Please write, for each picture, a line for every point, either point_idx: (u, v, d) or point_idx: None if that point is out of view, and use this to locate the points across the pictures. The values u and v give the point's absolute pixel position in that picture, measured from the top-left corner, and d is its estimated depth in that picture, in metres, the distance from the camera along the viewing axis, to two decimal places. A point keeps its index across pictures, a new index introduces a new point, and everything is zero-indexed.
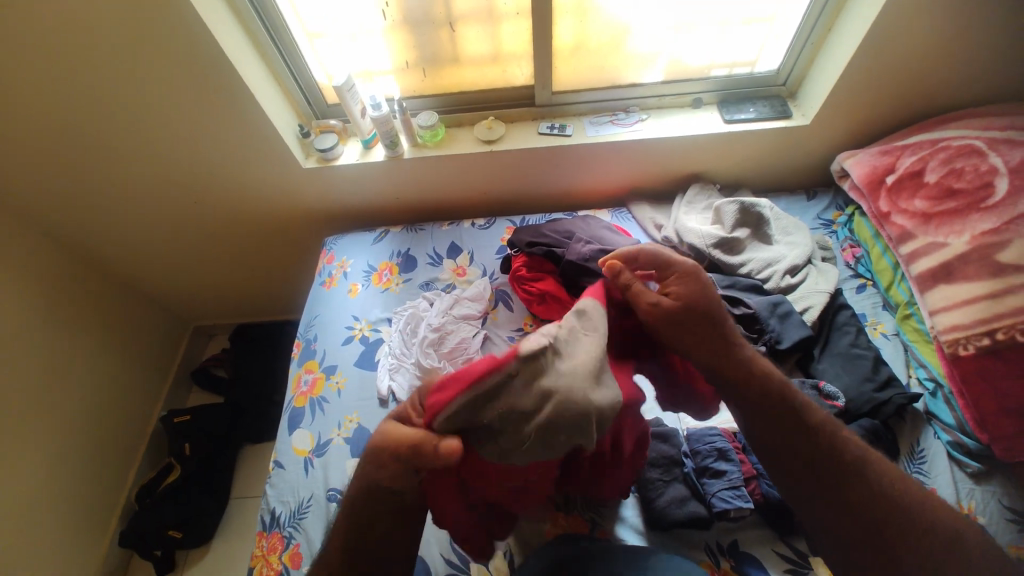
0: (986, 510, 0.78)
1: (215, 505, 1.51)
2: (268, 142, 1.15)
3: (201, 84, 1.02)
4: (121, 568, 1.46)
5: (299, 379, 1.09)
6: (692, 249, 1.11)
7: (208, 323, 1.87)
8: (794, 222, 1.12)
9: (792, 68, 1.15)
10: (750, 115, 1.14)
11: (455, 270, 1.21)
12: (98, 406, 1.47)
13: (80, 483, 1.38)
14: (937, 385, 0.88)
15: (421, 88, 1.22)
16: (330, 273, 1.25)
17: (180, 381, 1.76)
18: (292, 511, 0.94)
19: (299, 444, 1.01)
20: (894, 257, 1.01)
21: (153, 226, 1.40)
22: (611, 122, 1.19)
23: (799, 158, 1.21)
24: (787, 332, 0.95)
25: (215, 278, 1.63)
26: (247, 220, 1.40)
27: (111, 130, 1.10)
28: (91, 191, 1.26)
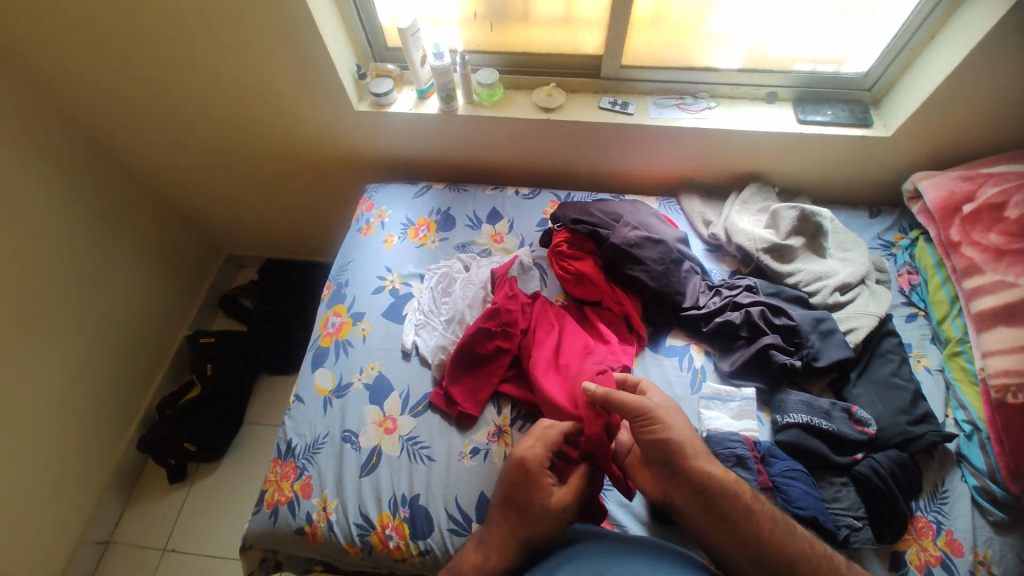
0: (1004, 563, 0.76)
1: (228, 427, 1.58)
2: (323, 78, 1.13)
3: (263, 8, 1.00)
4: (137, 469, 1.55)
5: (327, 320, 1.11)
6: (739, 251, 1.07)
7: (240, 252, 1.90)
8: (853, 239, 1.07)
9: (882, 73, 1.06)
10: (827, 118, 1.08)
11: (492, 236, 1.19)
12: (129, 316, 1.52)
13: (106, 385, 1.45)
14: (975, 428, 0.85)
15: (485, 44, 1.17)
16: (368, 221, 1.24)
17: (208, 304, 1.82)
18: (307, 444, 0.97)
19: (320, 382, 1.03)
20: (954, 290, 0.96)
21: (200, 149, 1.41)
22: (676, 106, 1.14)
23: (869, 172, 1.14)
24: (825, 351, 0.93)
25: (252, 209, 1.65)
26: (291, 157, 1.39)
27: (171, 46, 1.10)
28: (146, 105, 1.27)
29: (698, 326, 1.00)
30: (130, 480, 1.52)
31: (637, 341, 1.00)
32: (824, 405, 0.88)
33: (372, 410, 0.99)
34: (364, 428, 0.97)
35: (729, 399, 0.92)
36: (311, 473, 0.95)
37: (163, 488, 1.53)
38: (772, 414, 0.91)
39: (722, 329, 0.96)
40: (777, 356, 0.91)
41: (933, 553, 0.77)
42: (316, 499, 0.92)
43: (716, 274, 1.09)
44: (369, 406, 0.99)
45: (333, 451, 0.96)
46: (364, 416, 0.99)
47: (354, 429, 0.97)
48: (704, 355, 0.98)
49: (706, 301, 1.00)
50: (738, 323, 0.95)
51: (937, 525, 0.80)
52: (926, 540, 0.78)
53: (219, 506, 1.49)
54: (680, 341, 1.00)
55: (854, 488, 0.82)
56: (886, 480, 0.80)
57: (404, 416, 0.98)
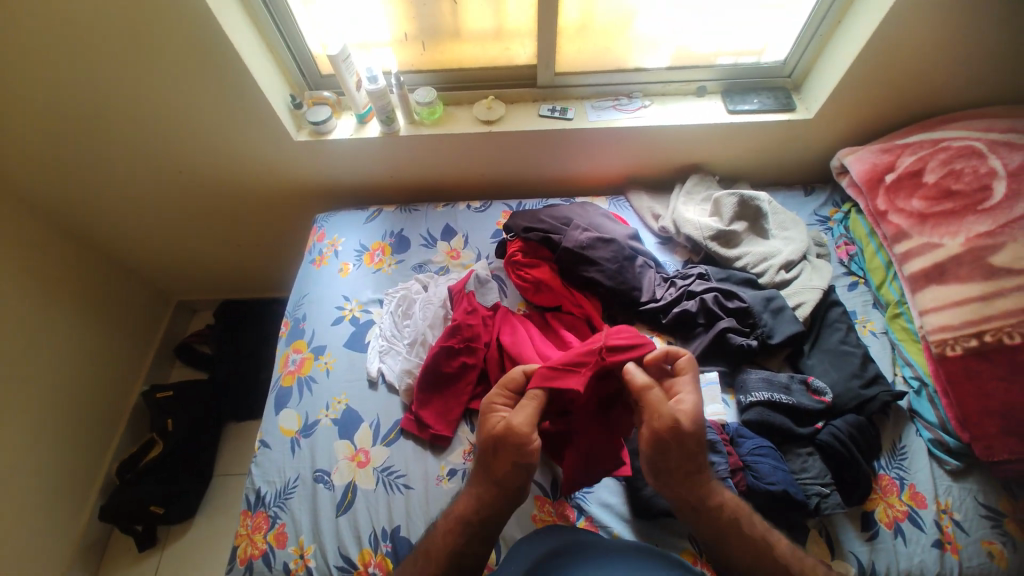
0: (964, 509, 0.80)
1: (197, 482, 1.50)
2: (258, 112, 1.11)
3: (185, 47, 0.97)
4: (101, 541, 1.45)
5: (286, 359, 1.07)
6: (689, 241, 1.10)
7: (192, 298, 1.82)
8: (792, 218, 1.12)
9: (798, 60, 1.13)
10: (754, 106, 1.13)
11: (448, 252, 1.19)
12: (77, 380, 1.43)
13: (58, 456, 1.35)
14: (922, 383, 0.90)
15: (419, 63, 1.17)
16: (320, 252, 1.22)
17: (163, 356, 1.73)
18: (278, 491, 0.94)
19: (285, 423, 1.00)
20: (888, 256, 1.02)
21: (135, 196, 1.35)
22: (613, 107, 1.17)
23: (799, 152, 1.20)
24: (778, 327, 0.96)
25: (199, 252, 1.59)
26: (234, 194, 1.35)
27: (91, 94, 1.05)
28: (70, 156, 1.21)
29: (658, 318, 1.02)
30: (95, 555, 1.42)
31: None
32: (783, 380, 0.92)
33: (342, 445, 0.96)
34: (336, 465, 0.94)
35: None
36: (284, 520, 0.91)
37: (132, 557, 1.44)
38: (736, 395, 0.93)
39: (680, 319, 0.99)
40: (734, 338, 0.94)
41: (900, 509, 0.81)
42: (292, 547, 0.88)
43: (670, 266, 1.12)
44: (338, 442, 0.96)
45: (305, 493, 0.92)
46: (335, 452, 0.96)
47: (325, 468, 0.94)
48: (666, 346, 1.00)
49: (663, 293, 1.02)
50: (694, 311, 0.98)
51: (900, 481, 0.83)
52: (892, 496, 0.82)
53: (198, 566, 1.41)
54: (643, 335, 1.02)
55: (820, 457, 0.85)
56: (846, 445, 0.83)
57: (375, 447, 0.96)
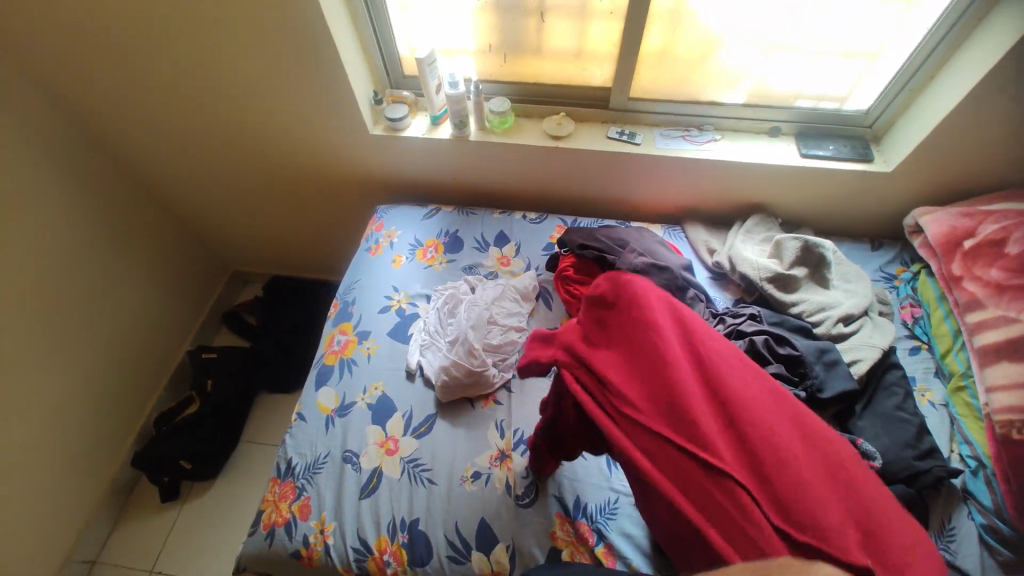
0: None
1: (225, 444, 1.56)
2: (341, 102, 1.17)
3: (286, 35, 1.03)
4: (129, 486, 1.52)
5: (332, 338, 1.11)
6: (744, 280, 1.08)
7: (246, 268, 1.92)
8: (856, 270, 1.08)
9: (882, 112, 1.10)
10: (828, 153, 1.11)
11: (499, 258, 1.21)
12: (133, 330, 1.52)
13: (105, 398, 1.44)
14: (980, 464, 0.85)
15: (498, 74, 1.21)
16: (377, 241, 1.26)
17: (212, 319, 1.82)
18: (307, 464, 0.96)
19: (323, 401, 1.03)
20: (956, 324, 0.97)
21: (214, 167, 1.44)
22: (682, 138, 1.17)
23: (870, 205, 1.17)
24: (830, 381, 0.93)
25: (261, 226, 1.67)
26: (304, 176, 1.42)
27: (195, 70, 1.14)
28: (165, 123, 1.30)
29: None
30: (121, 497, 1.50)
31: None
32: None
33: (374, 431, 0.98)
34: (365, 449, 0.97)
35: None
36: (309, 494, 0.93)
37: (154, 506, 1.50)
38: None
39: None
40: None
41: None
42: (313, 521, 0.91)
43: (720, 302, 1.10)
44: (371, 427, 0.99)
45: (333, 471, 0.95)
46: (366, 436, 0.98)
47: (354, 449, 0.97)
48: None
49: None
50: (742, 352, 0.95)
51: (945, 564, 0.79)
52: None
53: (213, 526, 1.46)
54: None
55: None
56: None
57: (405, 437, 0.97)
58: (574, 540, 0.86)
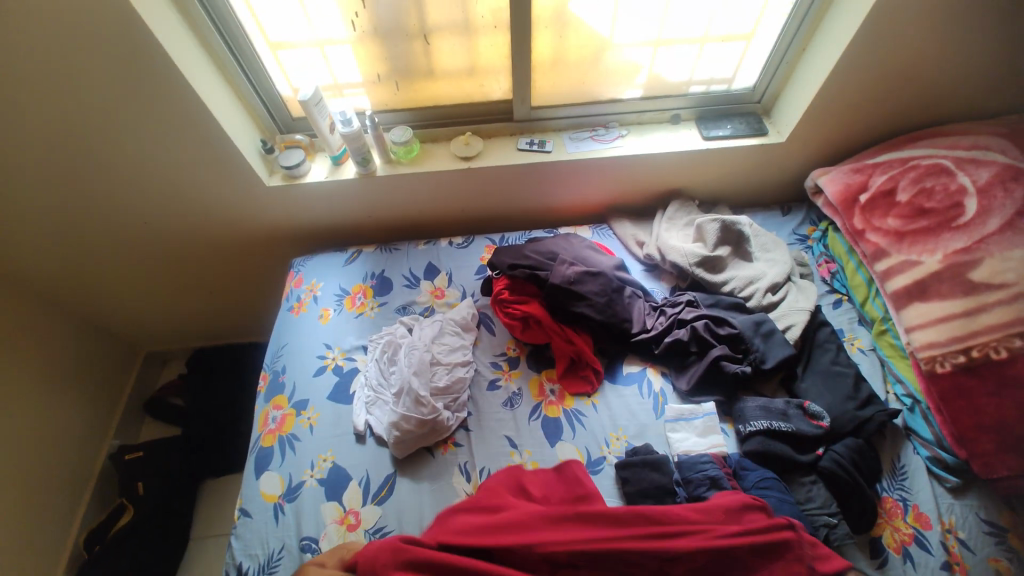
0: (964, 524, 0.80)
1: (174, 550, 1.40)
2: (227, 158, 1.07)
3: (156, 100, 0.94)
4: None
5: (267, 416, 1.01)
6: (675, 267, 1.10)
7: (162, 347, 1.74)
8: (772, 239, 1.13)
9: (767, 85, 1.15)
10: (727, 132, 1.15)
11: (433, 292, 1.16)
12: (38, 447, 1.33)
13: (20, 533, 1.25)
14: (914, 401, 0.90)
15: (393, 103, 1.16)
16: (298, 298, 1.17)
17: (132, 413, 1.63)
18: (262, 564, 0.87)
19: (267, 488, 0.93)
20: (869, 273, 1.03)
21: (98, 249, 1.28)
22: (590, 138, 1.17)
23: (773, 174, 1.22)
24: (770, 351, 0.96)
25: (170, 300, 1.52)
26: (203, 241, 1.30)
27: (51, 149, 1.00)
28: (23, 208, 1.13)
29: (650, 349, 1.02)
30: None
31: (594, 377, 1.00)
32: (779, 406, 0.91)
33: (330, 508, 0.90)
34: (324, 531, 0.88)
35: (693, 417, 0.94)
36: None
37: None
38: (735, 424, 0.93)
39: (673, 348, 0.99)
40: (728, 366, 0.94)
41: (906, 532, 0.80)
42: None
43: (658, 293, 1.12)
44: (326, 504, 0.91)
45: (292, 565, 0.86)
46: (322, 515, 0.90)
47: (312, 535, 0.88)
48: (661, 376, 1.00)
49: (653, 323, 1.02)
50: (687, 340, 0.98)
51: (903, 503, 0.83)
52: (897, 520, 0.81)
53: None
54: (636, 367, 1.02)
55: (823, 485, 0.85)
56: (850, 471, 0.83)
57: (366, 507, 0.90)
58: None
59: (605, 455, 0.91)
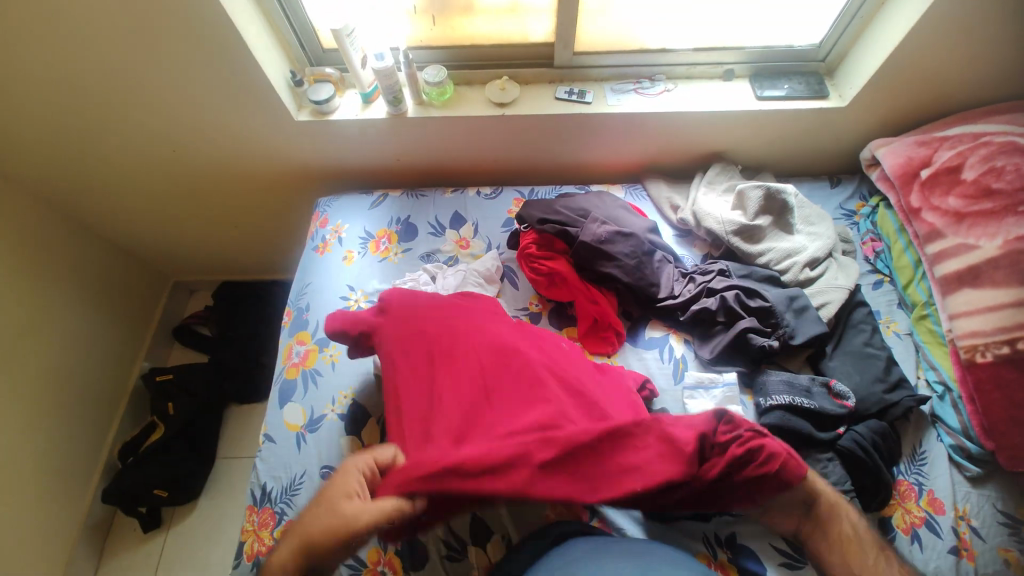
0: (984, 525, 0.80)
1: (197, 469, 1.48)
2: (256, 87, 1.04)
3: (184, 19, 0.91)
4: (106, 522, 1.45)
5: (291, 350, 1.04)
6: (710, 235, 1.06)
7: (190, 278, 1.77)
8: (817, 212, 1.07)
9: (835, 43, 1.06)
10: (783, 92, 1.06)
11: (458, 242, 1.14)
12: (69, 360, 1.39)
13: (57, 439, 1.33)
14: (946, 389, 0.89)
15: (429, 39, 1.10)
16: (324, 238, 1.17)
17: (162, 338, 1.69)
18: (284, 487, 0.91)
19: (290, 417, 0.97)
20: (917, 255, 0.98)
21: (128, 174, 1.29)
22: (634, 90, 1.10)
23: (827, 143, 1.15)
24: (801, 327, 0.94)
25: (196, 232, 1.53)
26: (230, 173, 1.29)
27: (80, 65, 0.99)
28: (55, 127, 1.13)
29: (675, 315, 1.00)
30: (99, 535, 1.42)
31: (616, 338, 0.99)
32: (803, 382, 0.91)
33: (349, 442, 0.94)
34: (343, 461, 0.92)
35: (713, 386, 0.94)
36: (291, 516, 0.89)
37: (137, 537, 1.44)
38: (754, 396, 0.93)
39: (699, 316, 0.97)
40: (756, 339, 0.92)
41: (917, 515, 0.82)
42: None
43: (688, 260, 1.08)
44: (345, 438, 0.94)
45: (312, 490, 0.90)
46: (342, 448, 0.93)
47: (332, 464, 0.92)
48: (683, 343, 0.99)
49: (681, 290, 1.00)
50: (715, 309, 0.95)
51: (918, 486, 0.84)
52: (910, 502, 0.83)
53: (204, 547, 1.42)
54: (659, 332, 1.01)
55: (839, 462, 0.85)
56: (869, 452, 0.84)
57: (383, 443, 0.94)
58: None
59: None
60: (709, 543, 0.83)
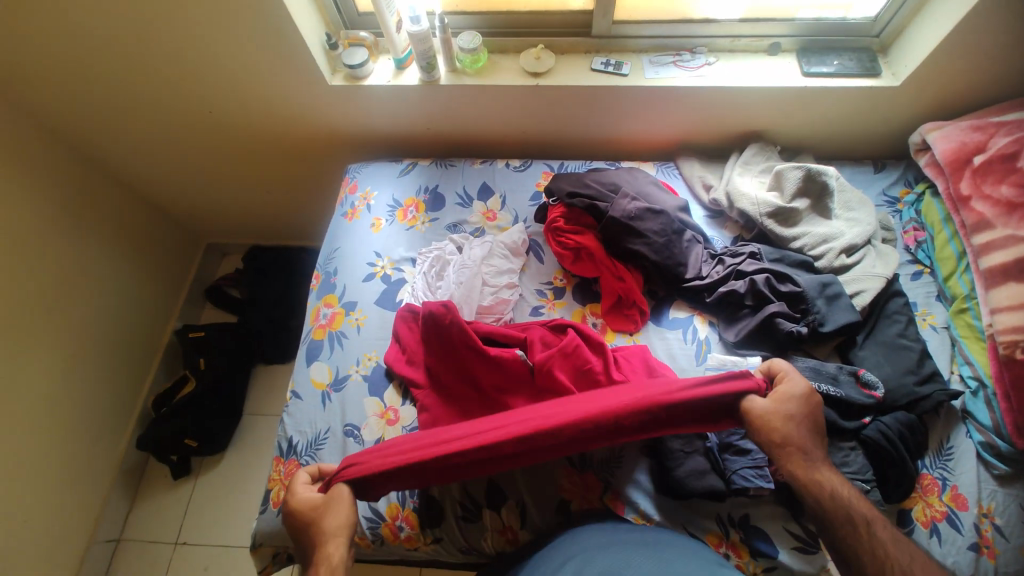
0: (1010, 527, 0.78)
1: (225, 423, 1.54)
2: (291, 49, 1.04)
3: None
4: (139, 468, 1.53)
5: (318, 312, 1.06)
6: (742, 217, 1.03)
7: (222, 241, 1.82)
8: (859, 197, 1.03)
9: (892, 17, 1.00)
10: (832, 68, 1.02)
11: (484, 213, 1.14)
12: (108, 313, 1.46)
13: (94, 387, 1.41)
14: (980, 384, 0.86)
15: (465, 4, 1.08)
16: (353, 205, 1.18)
17: (194, 297, 1.75)
18: (309, 441, 0.95)
19: (316, 376, 1.00)
20: (961, 246, 0.94)
21: (164, 134, 1.32)
22: (673, 63, 1.07)
23: (874, 125, 1.09)
24: (832, 316, 0.91)
25: (228, 194, 1.57)
26: (263, 137, 1.31)
27: (121, 23, 1.00)
28: (98, 83, 1.16)
29: (701, 297, 0.98)
30: (133, 479, 1.51)
31: (639, 317, 0.99)
32: (831, 369, 0.89)
33: (372, 402, 0.96)
34: (365, 421, 0.95)
35: (736, 369, 0.93)
36: None
37: (167, 483, 1.52)
38: None
39: (726, 299, 0.95)
40: (784, 324, 0.91)
41: (938, 509, 0.81)
42: None
43: (718, 241, 1.06)
44: (368, 399, 0.97)
45: (335, 446, 0.93)
46: (364, 408, 0.96)
47: (355, 423, 0.95)
48: (708, 325, 0.98)
49: (709, 271, 0.99)
50: (743, 292, 0.94)
51: (942, 481, 0.83)
52: (932, 496, 0.82)
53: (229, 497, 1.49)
54: (683, 313, 0.99)
55: (862, 452, 0.84)
56: (894, 444, 0.82)
57: (405, 406, 0.96)
58: (581, 490, 0.87)
59: None
60: (723, 523, 0.84)
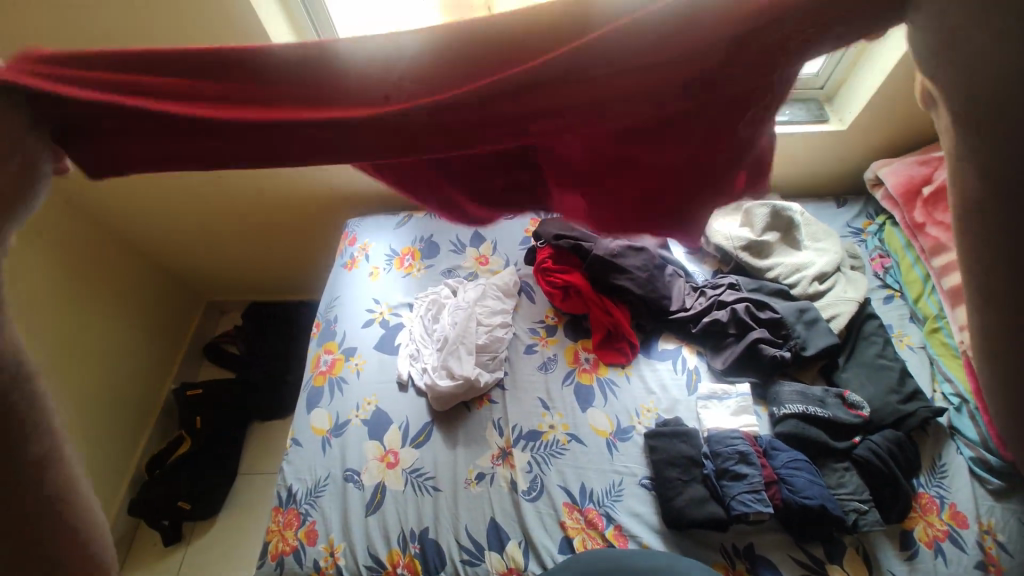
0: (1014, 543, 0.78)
1: (221, 481, 1.52)
2: None
3: None
4: (129, 535, 1.49)
5: (318, 359, 1.09)
6: (719, 251, 1.11)
7: (222, 298, 1.86)
8: (824, 228, 1.11)
9: (831, 72, 1.12)
10: (786, 117, 1.13)
11: (477, 258, 1.21)
12: (111, 370, 1.46)
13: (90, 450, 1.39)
14: (962, 400, 0.89)
15: None
16: (352, 256, 1.24)
17: (193, 355, 1.77)
18: (309, 489, 0.95)
19: (316, 423, 1.01)
20: (925, 269, 1.00)
21: (171, 198, 1.40)
22: None
23: (831, 164, 1.19)
24: (812, 339, 0.96)
25: (230, 253, 1.63)
26: (265, 197, 1.39)
27: None
28: None
29: (687, 327, 1.03)
30: (123, 547, 1.46)
31: (629, 349, 1.03)
32: (817, 393, 0.92)
33: (372, 446, 0.97)
34: (365, 465, 0.96)
35: (727, 397, 0.96)
36: (315, 518, 0.92)
37: (158, 550, 1.47)
38: (769, 407, 0.94)
39: (710, 328, 1.00)
40: (766, 349, 0.95)
41: (940, 528, 0.82)
42: (322, 544, 0.89)
43: (698, 275, 1.12)
44: (368, 443, 0.98)
45: (335, 492, 0.94)
46: (364, 453, 0.97)
47: (355, 467, 0.96)
48: (696, 355, 1.02)
49: (693, 302, 1.04)
50: (725, 321, 0.99)
51: (940, 500, 0.84)
52: (932, 515, 0.83)
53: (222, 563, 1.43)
54: (671, 344, 1.04)
55: (856, 472, 0.86)
56: (885, 461, 0.84)
57: (405, 448, 0.97)
58: (584, 526, 0.87)
59: (634, 425, 0.95)
60: (727, 554, 0.83)
